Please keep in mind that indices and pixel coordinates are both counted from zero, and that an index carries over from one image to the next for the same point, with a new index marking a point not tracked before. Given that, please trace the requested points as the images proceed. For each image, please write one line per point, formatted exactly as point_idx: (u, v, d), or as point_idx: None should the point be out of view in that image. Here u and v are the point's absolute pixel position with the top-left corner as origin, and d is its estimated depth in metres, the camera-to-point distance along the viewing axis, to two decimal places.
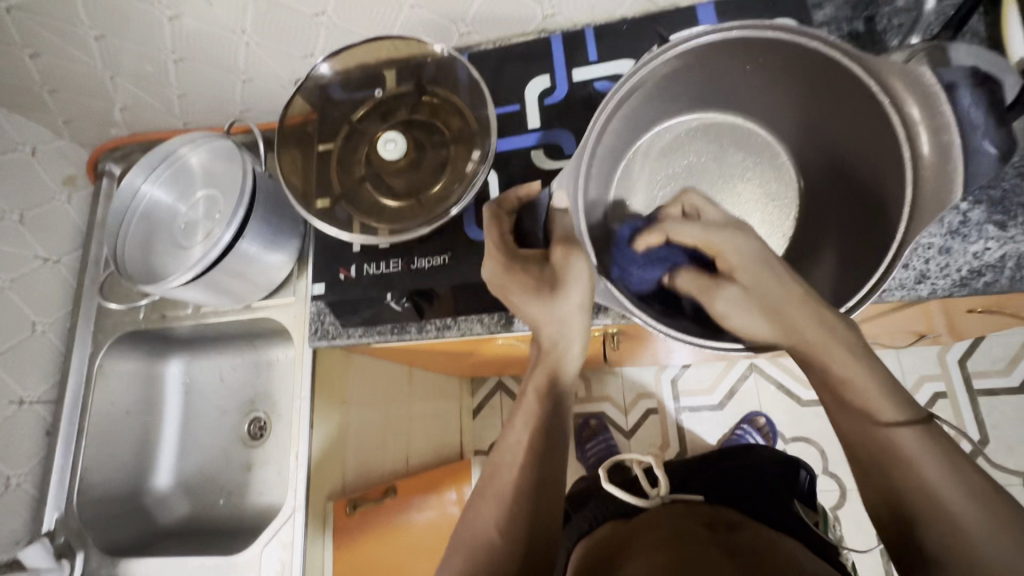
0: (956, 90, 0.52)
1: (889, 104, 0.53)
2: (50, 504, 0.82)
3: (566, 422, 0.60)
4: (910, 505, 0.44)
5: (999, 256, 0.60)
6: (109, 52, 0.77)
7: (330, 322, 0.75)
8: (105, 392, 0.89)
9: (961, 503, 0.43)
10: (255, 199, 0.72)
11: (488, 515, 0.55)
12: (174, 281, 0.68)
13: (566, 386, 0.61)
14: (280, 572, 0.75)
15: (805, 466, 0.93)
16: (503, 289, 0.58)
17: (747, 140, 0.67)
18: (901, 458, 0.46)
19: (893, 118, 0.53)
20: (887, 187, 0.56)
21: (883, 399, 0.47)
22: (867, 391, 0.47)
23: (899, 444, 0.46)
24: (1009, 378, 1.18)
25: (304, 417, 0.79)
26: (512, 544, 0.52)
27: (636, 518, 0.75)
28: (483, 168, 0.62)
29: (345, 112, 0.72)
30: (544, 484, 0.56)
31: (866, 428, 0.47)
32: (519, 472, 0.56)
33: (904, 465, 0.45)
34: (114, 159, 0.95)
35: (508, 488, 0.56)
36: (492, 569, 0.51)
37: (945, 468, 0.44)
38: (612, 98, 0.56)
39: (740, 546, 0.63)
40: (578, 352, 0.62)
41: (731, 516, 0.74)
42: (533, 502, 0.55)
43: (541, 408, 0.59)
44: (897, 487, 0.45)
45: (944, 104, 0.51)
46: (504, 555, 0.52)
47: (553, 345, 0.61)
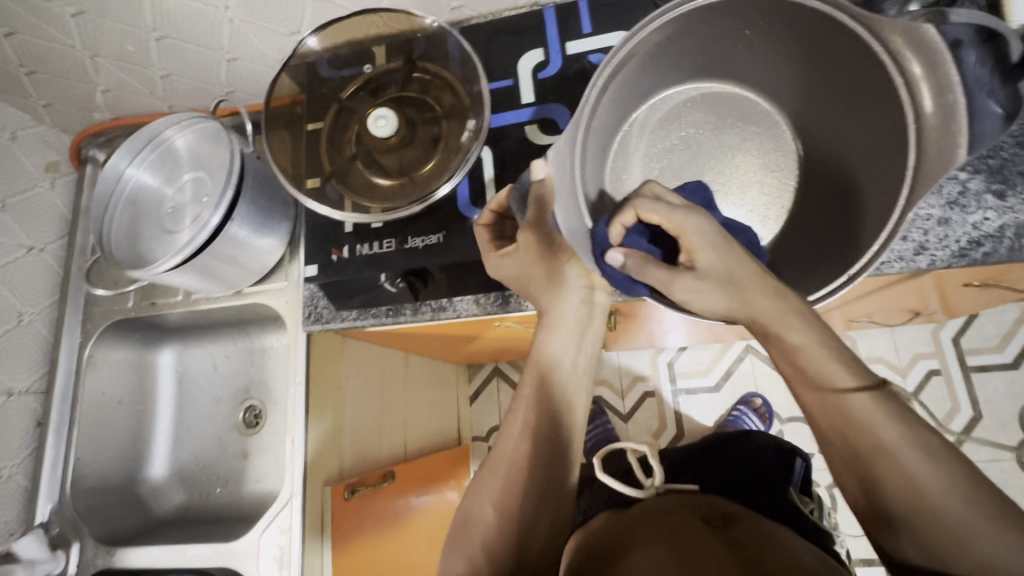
0: (961, 49, 0.49)
1: (891, 64, 0.53)
2: (44, 496, 0.81)
3: (563, 400, 0.64)
4: (889, 482, 0.48)
5: (998, 226, 0.60)
6: (88, 31, 0.74)
7: (323, 305, 0.74)
8: (96, 382, 0.87)
9: (924, 475, 0.48)
10: (244, 181, 0.71)
11: (488, 494, 0.61)
12: (162, 265, 0.67)
13: (562, 365, 0.65)
14: (279, 558, 0.75)
15: (800, 454, 0.93)
16: (504, 283, 0.62)
17: (747, 110, 0.66)
18: (881, 441, 0.49)
19: (896, 79, 0.53)
20: (889, 151, 0.56)
21: (849, 376, 0.50)
22: (830, 370, 0.50)
23: (864, 417, 0.49)
24: (1003, 354, 1.18)
25: (300, 404, 0.79)
26: (510, 517, 0.59)
27: (630, 511, 0.72)
28: (477, 143, 0.61)
29: (334, 88, 0.71)
30: (538, 463, 0.61)
31: (832, 413, 0.50)
32: (514, 450, 0.62)
33: (880, 442, 0.49)
34: (98, 145, 0.91)
35: (506, 465, 0.61)
36: (491, 539, 0.58)
37: (908, 440, 0.49)
38: (608, 65, 0.55)
39: (738, 538, 0.62)
40: (574, 331, 0.65)
41: (729, 507, 0.73)
42: (528, 480, 0.60)
43: (537, 390, 0.63)
44: (875, 465, 0.49)
45: (948, 62, 0.49)
46: (501, 532, 0.58)
47: (545, 324, 0.64)
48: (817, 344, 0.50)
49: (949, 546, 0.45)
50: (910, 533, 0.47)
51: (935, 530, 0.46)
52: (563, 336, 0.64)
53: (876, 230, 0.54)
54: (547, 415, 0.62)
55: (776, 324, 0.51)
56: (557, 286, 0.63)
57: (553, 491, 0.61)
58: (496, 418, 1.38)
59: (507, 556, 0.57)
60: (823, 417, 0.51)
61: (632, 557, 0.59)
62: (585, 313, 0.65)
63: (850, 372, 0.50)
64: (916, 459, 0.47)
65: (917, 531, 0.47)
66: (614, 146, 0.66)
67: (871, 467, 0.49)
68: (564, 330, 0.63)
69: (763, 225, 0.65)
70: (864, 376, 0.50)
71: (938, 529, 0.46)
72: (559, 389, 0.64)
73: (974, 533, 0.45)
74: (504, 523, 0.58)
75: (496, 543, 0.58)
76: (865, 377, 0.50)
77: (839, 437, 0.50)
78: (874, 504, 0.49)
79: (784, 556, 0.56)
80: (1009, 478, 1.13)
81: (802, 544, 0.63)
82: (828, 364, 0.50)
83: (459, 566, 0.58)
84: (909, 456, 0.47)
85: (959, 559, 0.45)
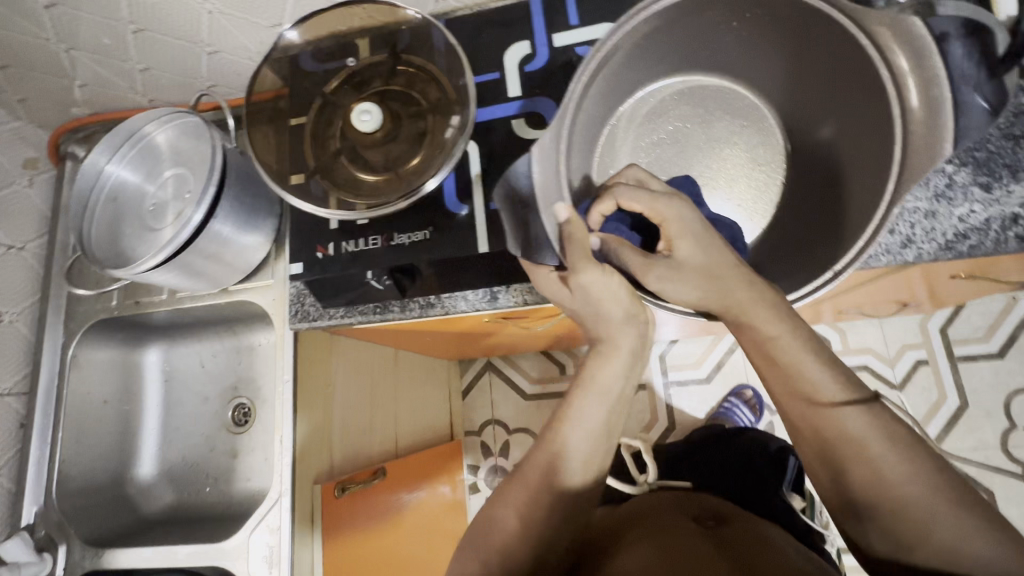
0: (947, 42, 0.48)
1: (877, 56, 0.52)
2: (29, 498, 0.80)
3: (614, 422, 0.60)
4: (864, 488, 0.48)
5: (984, 220, 0.60)
6: (63, 23, 0.72)
7: (310, 304, 0.73)
8: (80, 382, 0.86)
9: (908, 481, 0.46)
10: (226, 177, 0.69)
11: (511, 501, 0.57)
12: (144, 263, 0.65)
13: (616, 386, 0.59)
14: (267, 558, 0.74)
15: (793, 452, 0.92)
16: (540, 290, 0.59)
17: (734, 104, 0.66)
18: (860, 443, 0.48)
19: (882, 71, 0.52)
20: (874, 144, 0.55)
21: (827, 381, 0.50)
22: (808, 370, 0.50)
23: (845, 425, 0.48)
24: (989, 344, 1.20)
25: (287, 402, 0.77)
26: (531, 529, 0.56)
27: (625, 508, 0.74)
28: (462, 138, 0.60)
29: (317, 83, 0.70)
30: (574, 482, 0.57)
31: (811, 420, 0.50)
32: (547, 463, 0.58)
33: (863, 450, 0.48)
34: (77, 140, 0.90)
35: (536, 477, 0.57)
36: (508, 551, 0.55)
37: (891, 447, 0.47)
38: (592, 59, 0.54)
39: (722, 535, 0.62)
40: (628, 352, 0.58)
41: (722, 508, 0.72)
42: (558, 497, 0.56)
43: (586, 406, 0.58)
44: (851, 471, 0.48)
45: (935, 56, 0.49)
46: (521, 543, 0.55)
47: (599, 343, 0.59)
48: (798, 339, 0.50)
49: (916, 540, 0.46)
50: (881, 530, 0.47)
51: (908, 527, 0.46)
52: (616, 362, 0.59)
53: (863, 224, 0.54)
54: (589, 434, 0.58)
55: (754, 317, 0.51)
56: (606, 304, 0.56)
57: (582, 510, 0.58)
58: (489, 412, 1.38)
59: (519, 569, 0.55)
60: (799, 416, 0.51)
61: (622, 558, 0.59)
62: (641, 343, 0.59)
63: (832, 370, 0.50)
64: (887, 455, 0.47)
65: (889, 529, 0.47)
66: (601, 141, 0.65)
67: (849, 472, 0.48)
68: (621, 356, 0.58)
69: (750, 221, 0.65)
70: (847, 381, 0.50)
71: (907, 524, 0.46)
72: (607, 414, 0.59)
73: (940, 526, 0.45)
74: (524, 534, 0.56)
75: (514, 554, 0.55)
76: (843, 375, 0.50)
77: (814, 435, 0.50)
78: (846, 502, 0.49)
79: (766, 550, 0.58)
80: (995, 466, 1.15)
81: (789, 543, 0.63)
82: (808, 361, 0.50)
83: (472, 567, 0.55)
84: (880, 451, 0.47)
85: (928, 554, 0.45)
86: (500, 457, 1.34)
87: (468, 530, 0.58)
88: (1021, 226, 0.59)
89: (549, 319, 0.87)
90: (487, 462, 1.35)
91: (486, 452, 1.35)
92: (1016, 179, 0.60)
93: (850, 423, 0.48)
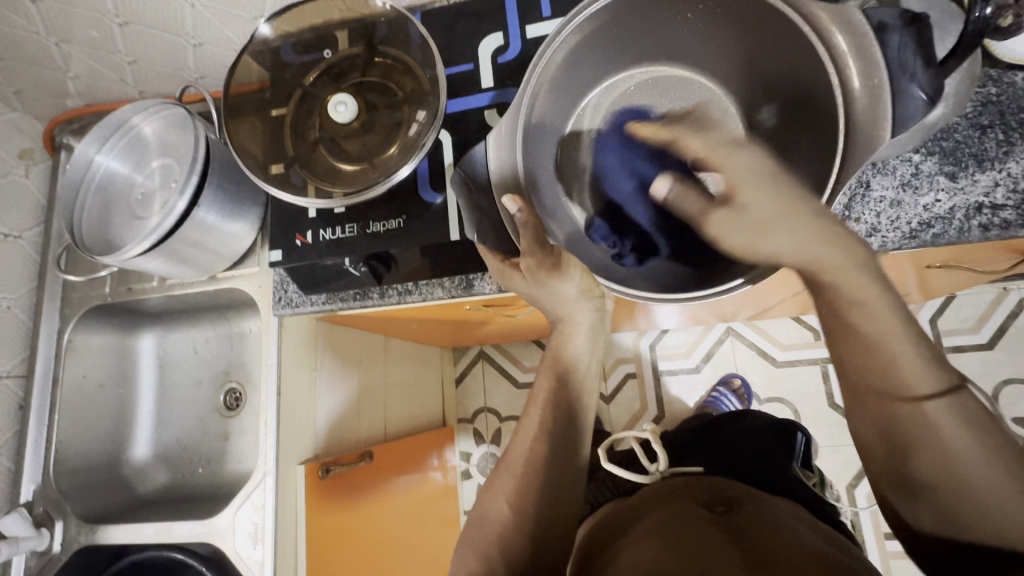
0: (886, 32, 0.52)
1: (817, 39, 0.53)
2: (27, 477, 0.84)
3: (584, 406, 0.62)
4: (925, 470, 0.44)
5: (949, 208, 0.61)
6: (52, 16, 0.75)
7: (293, 290, 0.76)
8: (76, 366, 0.89)
9: (977, 468, 0.42)
10: (209, 167, 0.72)
11: (501, 492, 0.60)
12: (131, 250, 0.68)
13: (581, 364, 0.61)
14: (254, 535, 0.77)
15: (801, 429, 0.95)
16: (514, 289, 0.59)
17: (698, 93, 0.65)
18: (924, 424, 0.43)
19: (821, 52, 0.53)
20: (822, 128, 0.56)
21: (912, 360, 0.44)
22: (887, 340, 0.44)
23: (920, 407, 0.43)
24: (978, 336, 1.20)
25: (272, 384, 0.80)
26: (523, 516, 0.57)
27: (636, 498, 0.75)
28: (431, 129, 0.61)
29: (296, 74, 0.71)
30: (552, 466, 0.59)
31: (884, 398, 0.45)
32: (530, 450, 0.60)
33: (933, 432, 0.43)
34: (71, 131, 0.92)
35: (522, 463, 0.59)
36: (505, 547, 0.56)
37: (968, 433, 0.42)
38: (542, 54, 0.57)
39: (734, 523, 0.61)
40: (585, 335, 0.61)
41: (729, 491, 0.73)
42: (546, 482, 0.58)
43: (557, 389, 0.61)
44: (913, 451, 0.44)
45: (875, 46, 0.50)
46: (517, 533, 0.57)
47: (559, 324, 0.61)
48: (878, 315, 0.44)
49: (976, 521, 0.42)
50: (932, 508, 0.44)
51: (965, 511, 0.42)
52: (578, 338, 0.61)
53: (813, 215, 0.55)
54: (567, 415, 0.60)
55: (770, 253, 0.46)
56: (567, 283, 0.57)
57: (571, 496, 0.60)
58: (482, 400, 1.40)
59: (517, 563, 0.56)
60: (869, 398, 0.46)
61: (623, 557, 0.58)
62: (599, 318, 0.62)
63: (914, 345, 0.44)
64: (955, 438, 0.43)
65: (943, 508, 0.43)
66: (567, 130, 0.65)
67: (910, 452, 0.44)
68: (581, 332, 0.61)
69: None
70: (940, 368, 0.44)
71: (965, 502, 0.42)
72: (576, 394, 0.61)
73: (1012, 509, 0.40)
74: (518, 520, 0.57)
75: (512, 545, 0.56)
76: (927, 353, 0.44)
77: (877, 411, 0.46)
78: (902, 482, 0.45)
79: (764, 520, 0.61)
80: None
81: (815, 534, 0.60)
82: (890, 335, 0.44)
83: (473, 565, 0.56)
84: (956, 438, 0.42)
85: (976, 533, 0.42)
86: (493, 444, 1.37)
87: (465, 532, 0.60)
88: (985, 215, 0.60)
89: (530, 306, 0.88)
90: (480, 449, 1.37)
91: (479, 439, 1.38)
92: (982, 168, 0.61)
93: (927, 410, 0.43)
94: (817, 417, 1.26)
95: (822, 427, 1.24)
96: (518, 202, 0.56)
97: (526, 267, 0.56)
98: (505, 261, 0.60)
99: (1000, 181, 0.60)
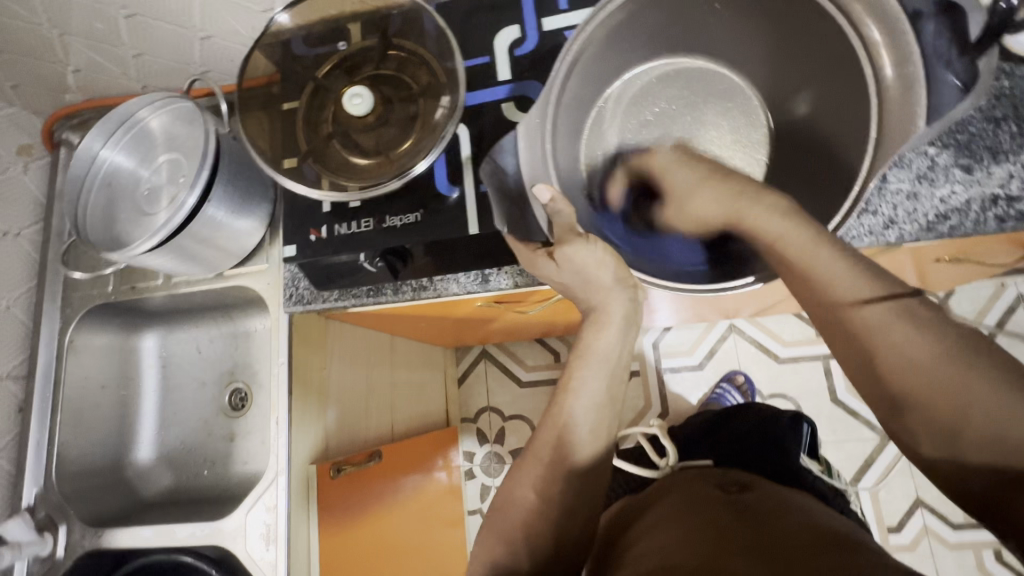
0: (921, 20, 0.52)
1: (849, 27, 0.54)
2: (29, 481, 0.82)
3: (613, 398, 0.60)
4: (899, 384, 0.46)
5: (965, 201, 0.61)
6: (55, 8, 0.73)
7: (304, 286, 0.74)
8: (78, 366, 0.87)
9: (945, 369, 0.44)
10: (220, 161, 0.70)
11: (523, 483, 0.59)
12: (138, 246, 0.66)
13: (613, 359, 0.60)
14: (266, 535, 0.76)
15: (807, 420, 0.95)
16: (546, 279, 0.59)
17: (716, 85, 0.68)
18: (882, 339, 0.46)
19: (853, 41, 0.54)
20: (853, 121, 0.57)
21: (858, 283, 0.48)
22: (827, 268, 0.49)
23: (870, 323, 0.47)
24: (977, 330, 1.22)
25: (282, 383, 0.79)
26: (546, 510, 0.57)
27: (649, 490, 0.73)
28: (451, 121, 0.61)
29: (309, 68, 0.70)
30: (578, 458, 0.58)
31: (843, 325, 0.48)
32: (552, 443, 0.59)
33: (891, 344, 0.46)
34: (71, 127, 0.89)
35: (545, 456, 0.59)
36: (531, 538, 0.56)
37: (923, 339, 0.46)
38: (569, 49, 0.56)
39: (753, 504, 0.61)
40: (615, 335, 0.59)
41: (741, 476, 0.73)
42: (569, 474, 0.58)
43: (583, 380, 0.59)
44: (881, 368, 0.47)
45: (909, 32, 0.51)
46: (542, 522, 0.56)
47: (591, 314, 0.60)
48: (826, 256, 0.49)
49: (960, 426, 0.43)
50: (924, 421, 0.45)
51: (952, 414, 0.44)
52: (609, 331, 0.59)
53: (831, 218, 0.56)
54: (592, 404, 0.59)
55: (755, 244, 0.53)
56: (595, 271, 0.57)
57: (594, 487, 0.59)
58: (486, 399, 1.39)
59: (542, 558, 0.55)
60: (833, 328, 0.49)
61: (640, 544, 0.57)
62: (634, 306, 0.60)
63: (859, 270, 0.48)
64: (914, 349, 0.46)
65: (931, 417, 0.45)
66: (589, 121, 0.67)
67: (881, 371, 0.47)
68: (614, 324, 0.59)
69: None
70: (890, 288, 0.48)
71: (945, 411, 0.44)
72: (605, 387, 0.60)
73: (985, 407, 0.43)
74: (541, 513, 0.57)
75: (536, 535, 0.56)
76: (877, 277, 0.48)
77: (842, 337, 0.49)
78: (888, 402, 0.47)
79: (781, 502, 0.61)
80: None
81: (833, 517, 0.59)
82: (828, 260, 0.49)
83: (499, 552, 0.56)
84: (919, 350, 0.45)
85: (971, 435, 0.43)
86: (496, 444, 1.36)
87: (488, 522, 0.60)
88: (1000, 206, 0.61)
89: (541, 304, 0.88)
90: (484, 449, 1.36)
91: (482, 439, 1.37)
92: (996, 161, 0.61)
93: (888, 329, 0.46)
94: (819, 412, 1.26)
95: (824, 422, 1.25)
96: (549, 191, 0.56)
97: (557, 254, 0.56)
98: (535, 250, 0.60)
99: (1015, 173, 0.61)
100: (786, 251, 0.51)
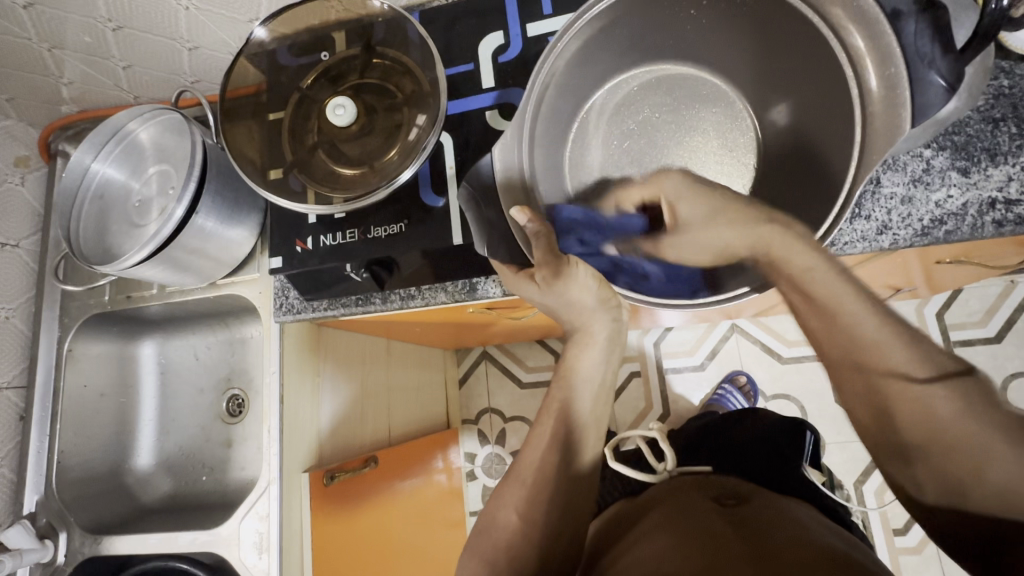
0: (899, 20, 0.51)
1: (829, 32, 0.54)
2: (30, 487, 0.83)
3: (596, 412, 0.61)
4: (917, 439, 0.44)
5: (961, 205, 0.60)
6: (44, 22, 0.74)
7: (293, 297, 0.75)
8: (77, 375, 0.88)
9: (972, 428, 0.42)
10: (206, 172, 0.70)
11: (510, 502, 0.59)
12: (127, 259, 0.67)
13: (594, 376, 0.60)
14: (257, 544, 0.76)
15: (810, 429, 0.94)
16: (529, 293, 0.58)
17: (701, 89, 0.67)
18: (906, 397, 0.44)
19: (833, 43, 0.54)
20: (838, 125, 0.56)
21: (891, 338, 0.45)
22: (853, 313, 0.46)
23: (902, 382, 0.44)
24: (986, 328, 1.19)
25: (274, 392, 0.79)
26: (531, 525, 0.56)
27: (643, 498, 0.73)
28: (432, 131, 0.60)
29: (293, 78, 0.70)
30: (563, 471, 0.58)
31: (865, 377, 0.46)
32: (541, 459, 0.59)
33: (915, 403, 0.44)
34: (67, 138, 0.91)
35: (529, 474, 0.59)
36: (514, 555, 0.55)
37: (956, 402, 0.42)
38: (547, 57, 0.56)
39: (746, 517, 0.60)
40: (600, 351, 0.59)
41: (735, 486, 0.72)
42: (558, 492, 0.58)
43: (572, 396, 0.60)
44: (895, 420, 0.45)
45: (887, 27, 0.51)
46: (523, 541, 0.56)
47: (576, 333, 0.60)
48: (853, 301, 0.46)
49: (967, 485, 0.42)
50: (931, 473, 0.43)
51: (961, 470, 0.42)
52: (594, 348, 0.60)
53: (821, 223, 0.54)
54: (574, 419, 0.59)
55: (782, 252, 0.49)
56: (577, 294, 0.56)
57: (581, 499, 0.59)
58: (487, 400, 1.39)
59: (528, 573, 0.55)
60: (853, 377, 0.47)
61: (626, 556, 0.57)
62: (617, 326, 0.60)
63: (888, 323, 0.46)
64: (940, 406, 0.43)
65: (937, 470, 0.43)
66: (573, 130, 0.67)
67: (896, 426, 0.45)
68: (598, 343, 0.59)
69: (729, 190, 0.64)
70: (930, 358, 0.44)
71: (961, 469, 0.42)
72: (590, 403, 0.60)
73: (1005, 464, 0.40)
74: (526, 529, 0.56)
75: (519, 553, 0.55)
76: (908, 335, 0.46)
77: (863, 388, 0.46)
78: (894, 448, 0.45)
79: (776, 516, 0.60)
80: None
81: (835, 535, 0.57)
82: (854, 305, 0.46)
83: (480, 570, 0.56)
84: (943, 409, 0.42)
85: (978, 492, 0.41)
86: (497, 445, 1.36)
87: (473, 535, 0.59)
88: (999, 210, 0.59)
89: (536, 308, 0.87)
90: (485, 449, 1.36)
91: (483, 440, 1.37)
92: (994, 163, 0.59)
93: (909, 387, 0.44)
94: (823, 413, 1.24)
95: (829, 422, 1.23)
96: (526, 214, 0.55)
97: (540, 276, 0.55)
98: (520, 270, 0.59)
99: (1013, 176, 0.59)
100: (810, 288, 0.48)
